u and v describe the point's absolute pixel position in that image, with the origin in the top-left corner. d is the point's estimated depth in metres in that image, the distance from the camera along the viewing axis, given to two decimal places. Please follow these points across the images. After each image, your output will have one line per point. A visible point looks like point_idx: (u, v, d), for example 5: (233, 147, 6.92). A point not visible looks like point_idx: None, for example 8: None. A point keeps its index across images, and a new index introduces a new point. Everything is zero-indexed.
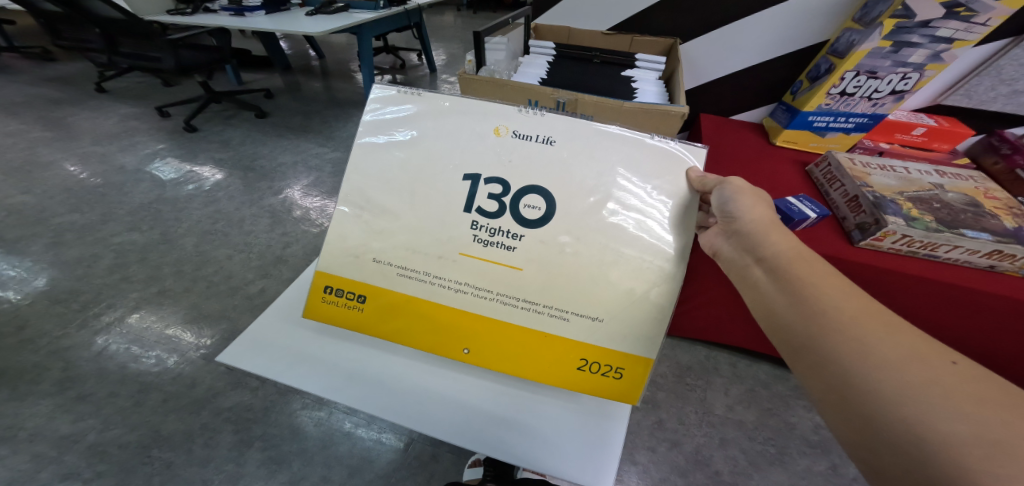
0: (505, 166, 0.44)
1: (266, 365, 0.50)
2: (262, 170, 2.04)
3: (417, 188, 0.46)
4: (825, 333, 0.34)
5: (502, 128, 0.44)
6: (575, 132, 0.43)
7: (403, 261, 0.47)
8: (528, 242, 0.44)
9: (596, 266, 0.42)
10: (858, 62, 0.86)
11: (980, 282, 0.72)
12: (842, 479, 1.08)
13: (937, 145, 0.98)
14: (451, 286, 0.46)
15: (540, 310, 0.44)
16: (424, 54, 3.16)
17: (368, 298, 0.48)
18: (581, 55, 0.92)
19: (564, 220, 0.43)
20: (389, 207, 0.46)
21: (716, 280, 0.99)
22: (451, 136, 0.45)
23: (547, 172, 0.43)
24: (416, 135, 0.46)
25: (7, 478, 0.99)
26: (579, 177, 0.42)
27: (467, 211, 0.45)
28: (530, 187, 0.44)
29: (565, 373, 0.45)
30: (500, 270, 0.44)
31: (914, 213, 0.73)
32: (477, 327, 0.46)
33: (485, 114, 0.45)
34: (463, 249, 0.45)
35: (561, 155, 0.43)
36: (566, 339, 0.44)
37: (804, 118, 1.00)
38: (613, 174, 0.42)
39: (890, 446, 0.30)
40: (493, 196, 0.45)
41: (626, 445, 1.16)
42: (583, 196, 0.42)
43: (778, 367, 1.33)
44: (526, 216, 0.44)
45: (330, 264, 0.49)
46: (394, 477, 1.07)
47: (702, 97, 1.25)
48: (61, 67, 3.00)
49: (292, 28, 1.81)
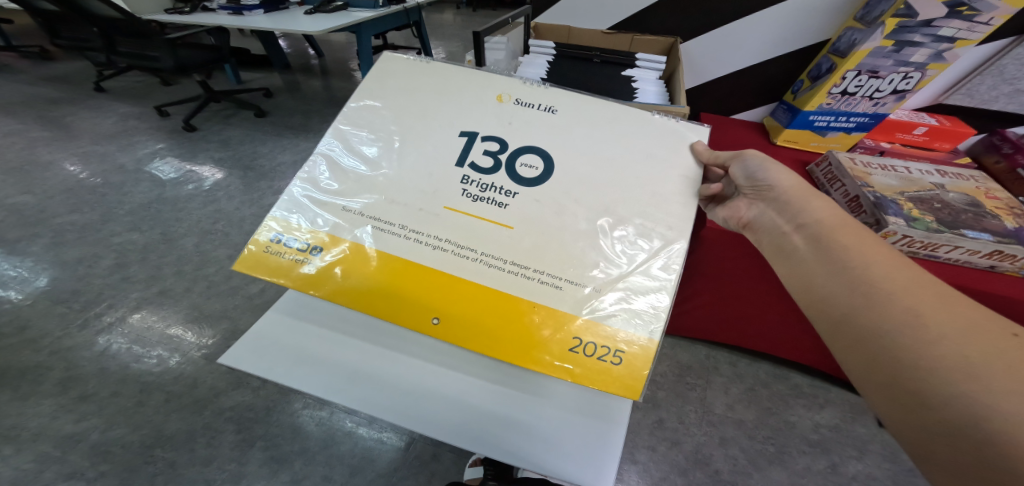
0: (505, 129, 0.51)
1: (269, 365, 0.51)
2: (261, 169, 2.04)
3: (418, 144, 0.51)
4: (867, 312, 0.43)
5: (505, 96, 0.53)
6: (571, 106, 0.52)
7: (382, 213, 0.49)
8: (521, 200, 0.48)
9: (585, 226, 0.45)
10: (859, 61, 0.86)
11: (980, 282, 0.72)
12: (842, 478, 1.09)
13: (938, 144, 0.97)
14: (433, 244, 0.47)
15: (525, 273, 0.45)
16: (423, 52, 3.15)
17: (329, 251, 0.48)
18: (581, 54, 0.92)
19: (558, 180, 0.48)
20: (386, 159, 0.51)
21: (717, 279, 0.99)
22: (459, 100, 0.53)
23: (540, 135, 0.51)
24: (425, 98, 0.54)
25: (12, 478, 1.00)
26: (569, 141, 0.50)
27: (460, 166, 0.50)
28: (526, 147, 0.50)
29: (553, 352, 0.43)
30: (489, 226, 0.47)
31: (915, 212, 0.73)
32: (453, 291, 0.46)
33: (491, 87, 0.54)
34: (449, 204, 0.48)
35: (557, 121, 0.51)
36: (557, 313, 0.43)
37: (805, 117, 0.99)
38: (600, 141, 0.50)
39: (918, 403, 0.38)
40: (489, 153, 0.50)
41: (627, 444, 1.16)
42: (573, 157, 0.49)
43: (778, 366, 1.33)
44: (521, 174, 0.49)
45: (302, 211, 0.51)
46: (396, 476, 1.08)
47: (703, 95, 1.24)
48: (60, 66, 3.00)
49: (291, 27, 1.79)
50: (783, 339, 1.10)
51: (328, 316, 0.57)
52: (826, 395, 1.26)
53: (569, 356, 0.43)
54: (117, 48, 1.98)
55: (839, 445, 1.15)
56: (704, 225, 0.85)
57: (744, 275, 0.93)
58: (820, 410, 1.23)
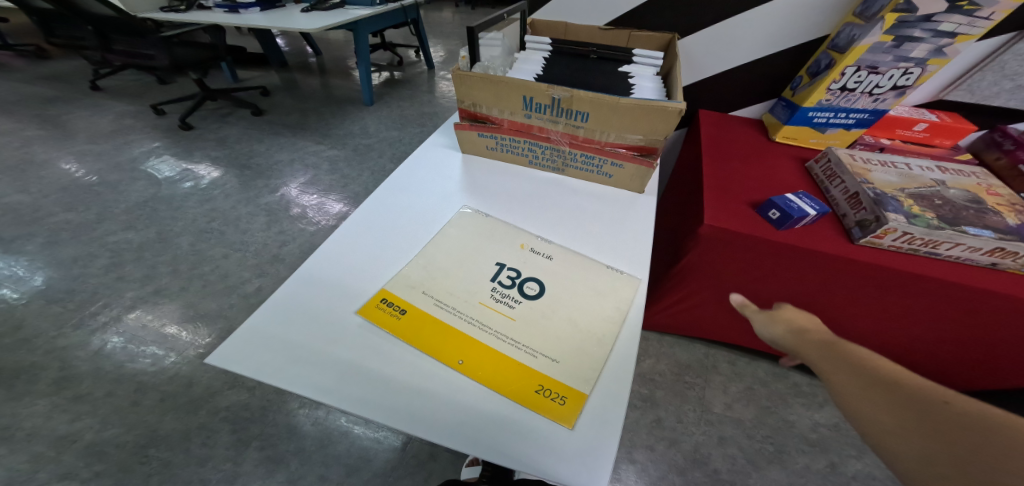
0: (521, 263, 0.63)
1: (257, 367, 0.50)
2: (258, 168, 2.03)
3: (465, 258, 0.64)
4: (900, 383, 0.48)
5: (525, 244, 0.67)
6: (569, 256, 0.65)
7: (439, 295, 0.58)
8: (524, 306, 0.57)
9: (575, 329, 0.54)
10: (859, 58, 0.85)
11: (981, 280, 0.71)
12: (841, 477, 1.08)
13: (939, 141, 0.96)
14: (462, 317, 0.56)
15: (520, 347, 0.52)
16: (421, 50, 3.13)
17: (406, 312, 0.56)
18: (578, 50, 0.89)
19: (556, 297, 0.58)
20: (441, 263, 0.63)
21: (716, 277, 0.98)
22: (497, 236, 0.68)
23: (548, 271, 0.62)
24: (478, 228, 0.69)
25: (6, 478, 0.99)
26: (569, 279, 0.61)
27: (491, 280, 0.60)
28: (536, 276, 0.61)
29: (520, 395, 0.48)
30: (500, 318, 0.55)
31: (915, 209, 0.72)
32: (467, 347, 0.52)
33: (521, 230, 0.69)
34: (481, 299, 0.58)
35: (558, 266, 0.63)
36: (535, 372, 0.50)
37: (804, 113, 0.98)
38: (593, 284, 0.61)
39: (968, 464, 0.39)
40: (511, 276, 0.61)
41: (625, 444, 1.16)
42: (573, 287, 0.60)
43: (777, 365, 1.33)
44: (528, 290, 0.59)
45: (394, 285, 0.60)
46: (392, 476, 1.07)
47: (701, 92, 1.23)
48: (56, 65, 2.99)
49: (287, 25, 1.79)
50: None
51: (318, 316, 0.56)
52: (825, 394, 1.25)
53: (533, 398, 0.48)
54: (112, 46, 1.97)
55: (838, 444, 1.14)
56: (702, 222, 0.84)
57: (742, 273, 0.92)
58: (819, 409, 1.22)
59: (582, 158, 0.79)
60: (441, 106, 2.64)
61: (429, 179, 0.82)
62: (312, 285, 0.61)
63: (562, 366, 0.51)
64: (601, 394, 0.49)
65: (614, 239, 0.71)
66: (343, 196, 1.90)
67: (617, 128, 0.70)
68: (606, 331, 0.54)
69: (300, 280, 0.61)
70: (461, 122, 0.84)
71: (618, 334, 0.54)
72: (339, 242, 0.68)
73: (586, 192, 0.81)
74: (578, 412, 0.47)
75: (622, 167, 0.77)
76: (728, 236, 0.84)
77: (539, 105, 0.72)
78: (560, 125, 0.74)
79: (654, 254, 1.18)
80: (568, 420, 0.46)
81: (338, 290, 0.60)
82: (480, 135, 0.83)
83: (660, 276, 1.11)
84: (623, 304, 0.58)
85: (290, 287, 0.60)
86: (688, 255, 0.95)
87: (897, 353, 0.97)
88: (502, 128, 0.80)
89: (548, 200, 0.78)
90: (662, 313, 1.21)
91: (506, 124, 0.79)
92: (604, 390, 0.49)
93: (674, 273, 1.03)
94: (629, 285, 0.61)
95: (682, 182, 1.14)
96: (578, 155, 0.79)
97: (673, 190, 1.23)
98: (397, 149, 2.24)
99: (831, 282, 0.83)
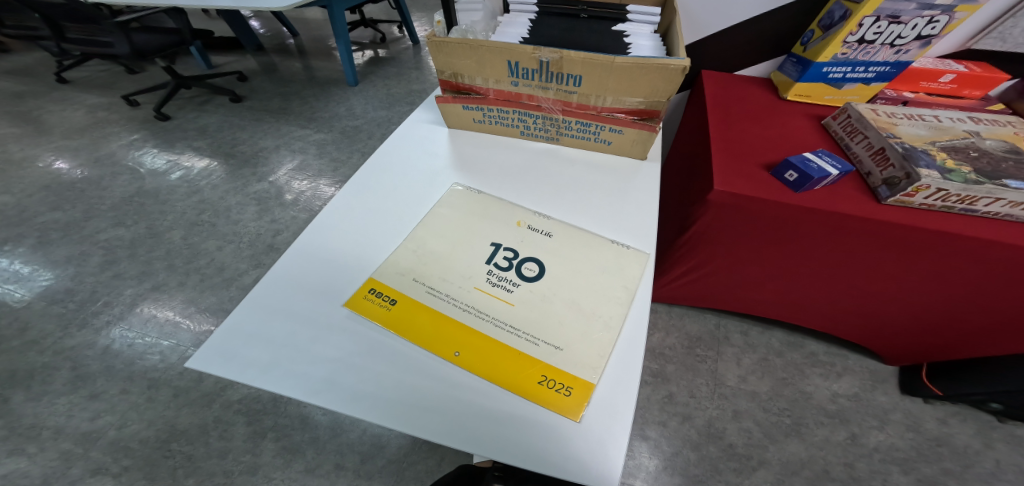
0: (519, 242, 0.58)
1: (238, 368, 0.47)
2: (243, 155, 2.00)
3: (457, 240, 0.59)
4: None
5: (521, 222, 0.61)
6: (568, 233, 0.60)
7: (432, 282, 0.54)
8: (523, 289, 0.52)
9: (580, 314, 0.49)
10: (878, 6, 0.75)
11: (1018, 238, 0.65)
12: (862, 449, 1.04)
13: (968, 92, 0.88)
14: (459, 304, 0.51)
15: (518, 334, 0.48)
16: (404, 25, 3.02)
17: (398, 301, 0.52)
18: (566, 10, 0.81)
19: (557, 282, 0.53)
20: (433, 249, 0.58)
21: (728, 246, 0.92)
22: (489, 216, 0.63)
23: (548, 249, 0.57)
24: (467, 206, 0.64)
25: (42, 475, 1.02)
26: (571, 261, 0.56)
27: (487, 263, 0.56)
28: (534, 256, 0.56)
29: (522, 388, 0.44)
30: (499, 306, 0.51)
31: (949, 163, 0.65)
32: (465, 337, 0.48)
33: (514, 208, 0.64)
34: (478, 285, 0.53)
35: (556, 244, 0.58)
36: (538, 362, 0.45)
37: (817, 69, 0.90)
38: (598, 262, 0.56)
39: None
40: (508, 258, 0.56)
41: (638, 421, 1.13)
42: (577, 273, 0.54)
43: (793, 334, 1.27)
44: (527, 273, 0.54)
45: (382, 273, 0.55)
46: (407, 461, 1.06)
47: (706, 52, 1.14)
48: (21, 59, 2.95)
49: (254, 4, 1.68)
50: (797, 307, 1.05)
51: (299, 315, 0.52)
52: (844, 363, 1.19)
53: (535, 390, 0.44)
54: (66, 35, 1.95)
55: (858, 414, 1.10)
56: (711, 189, 0.78)
57: (756, 242, 0.87)
58: (837, 378, 1.17)
59: (578, 126, 0.73)
60: (430, 83, 2.58)
61: (413, 156, 0.77)
62: (294, 274, 0.57)
63: (566, 354, 0.46)
64: (608, 381, 0.45)
65: (617, 211, 0.66)
66: (334, 180, 1.87)
67: (614, 91, 0.64)
68: (612, 312, 0.50)
69: (282, 268, 0.58)
70: (443, 94, 0.78)
71: (625, 315, 0.50)
72: (322, 224, 0.64)
73: (584, 161, 0.76)
74: (585, 404, 0.43)
75: (621, 132, 0.71)
76: (741, 202, 0.78)
77: (526, 70, 0.65)
78: (551, 92, 0.68)
79: (659, 225, 1.13)
80: (574, 413, 0.42)
81: (323, 281, 0.56)
82: (465, 107, 0.77)
83: (666, 248, 1.06)
84: (630, 281, 0.53)
85: (270, 280, 0.56)
86: (699, 225, 0.89)
87: (925, 318, 0.91)
88: (488, 99, 0.74)
89: (543, 171, 0.73)
90: (670, 286, 1.16)
91: (493, 94, 0.73)
92: (611, 377, 0.45)
93: (683, 244, 0.98)
94: (636, 260, 0.56)
95: (687, 149, 1.07)
96: (573, 123, 0.73)
97: (679, 155, 1.16)
98: (387, 129, 2.19)
99: (855, 248, 0.77)
